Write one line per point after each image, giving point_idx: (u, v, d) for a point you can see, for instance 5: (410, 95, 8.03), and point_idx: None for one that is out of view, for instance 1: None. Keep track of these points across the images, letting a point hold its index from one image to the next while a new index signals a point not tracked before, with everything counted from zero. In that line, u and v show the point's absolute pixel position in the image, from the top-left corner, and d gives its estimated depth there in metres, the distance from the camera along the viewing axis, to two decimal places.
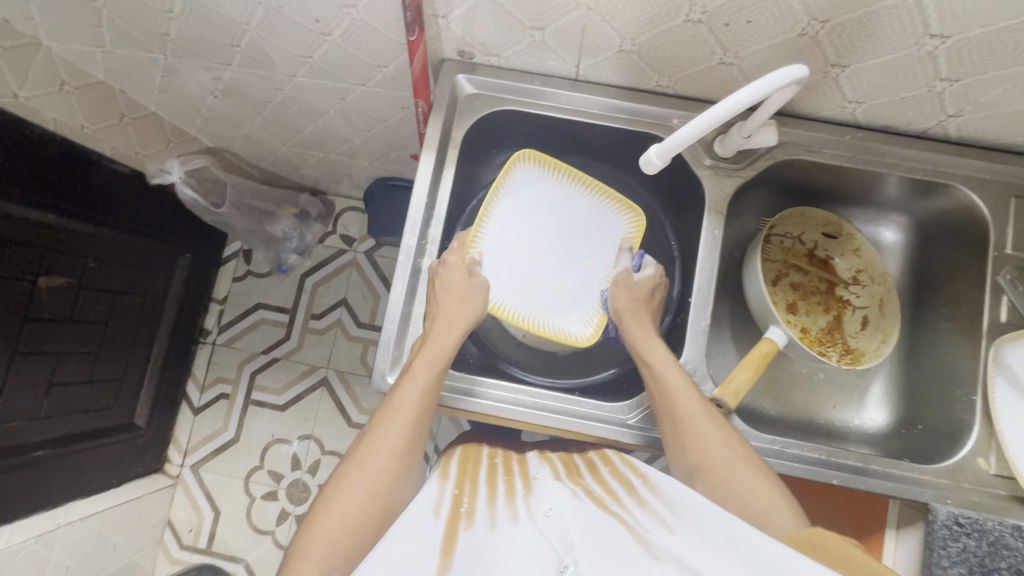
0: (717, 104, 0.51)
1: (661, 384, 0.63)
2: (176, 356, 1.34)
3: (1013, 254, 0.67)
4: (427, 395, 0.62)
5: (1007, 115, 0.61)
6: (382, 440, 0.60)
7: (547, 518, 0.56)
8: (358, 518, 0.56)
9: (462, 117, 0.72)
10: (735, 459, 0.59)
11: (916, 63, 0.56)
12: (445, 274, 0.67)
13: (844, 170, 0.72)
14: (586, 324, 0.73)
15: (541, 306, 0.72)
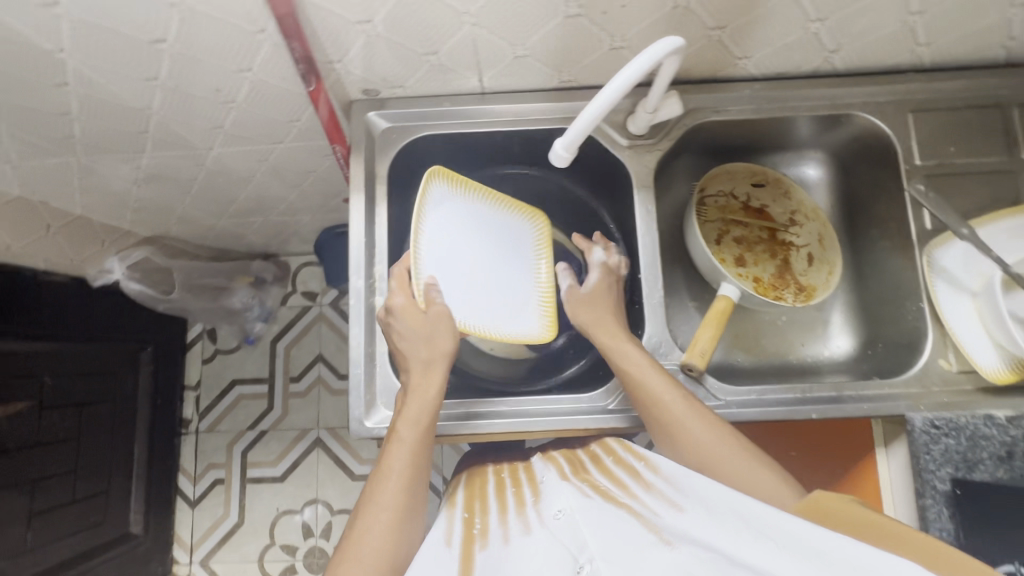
0: (609, 82, 0.53)
1: (640, 383, 0.63)
2: (160, 454, 1.30)
3: (922, 164, 0.71)
4: (419, 455, 0.61)
5: (882, 39, 0.65)
6: (375, 515, 0.58)
7: (561, 522, 0.56)
8: None
9: (382, 152, 0.73)
10: (719, 439, 0.60)
11: (784, 9, 0.59)
12: (400, 320, 0.64)
13: (754, 122, 0.75)
14: (539, 323, 0.75)
15: (501, 312, 0.72)
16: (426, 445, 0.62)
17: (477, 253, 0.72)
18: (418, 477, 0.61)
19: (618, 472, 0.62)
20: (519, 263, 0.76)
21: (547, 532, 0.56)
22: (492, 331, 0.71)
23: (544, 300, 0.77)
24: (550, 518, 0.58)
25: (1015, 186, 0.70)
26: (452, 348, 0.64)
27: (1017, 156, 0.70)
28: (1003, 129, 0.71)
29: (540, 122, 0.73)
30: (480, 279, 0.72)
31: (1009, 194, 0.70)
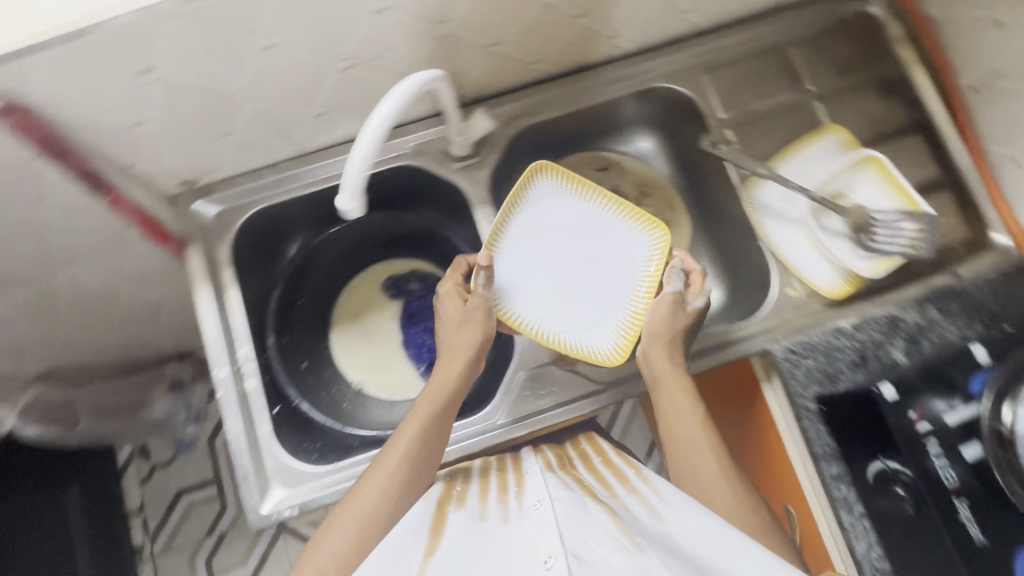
0: (370, 120, 0.49)
1: (672, 409, 0.63)
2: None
3: (726, 117, 0.76)
4: (431, 440, 0.63)
5: (649, 15, 0.70)
6: (376, 472, 0.60)
7: (541, 512, 0.52)
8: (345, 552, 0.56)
9: (218, 237, 0.72)
10: (712, 479, 0.60)
11: (544, 14, 0.62)
12: (446, 304, 0.69)
13: (572, 115, 0.79)
14: (614, 342, 0.72)
15: (563, 320, 0.72)
16: (441, 431, 0.64)
17: (562, 261, 0.75)
18: (423, 464, 0.62)
19: (609, 484, 0.64)
20: (611, 274, 0.74)
21: (517, 523, 0.52)
22: (544, 334, 0.71)
23: (631, 320, 0.72)
24: (529, 509, 0.54)
25: (809, 114, 0.76)
26: (481, 344, 0.67)
27: (804, 88, 0.77)
28: (785, 67, 0.77)
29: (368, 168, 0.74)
30: (556, 285, 0.74)
31: (806, 122, 0.76)
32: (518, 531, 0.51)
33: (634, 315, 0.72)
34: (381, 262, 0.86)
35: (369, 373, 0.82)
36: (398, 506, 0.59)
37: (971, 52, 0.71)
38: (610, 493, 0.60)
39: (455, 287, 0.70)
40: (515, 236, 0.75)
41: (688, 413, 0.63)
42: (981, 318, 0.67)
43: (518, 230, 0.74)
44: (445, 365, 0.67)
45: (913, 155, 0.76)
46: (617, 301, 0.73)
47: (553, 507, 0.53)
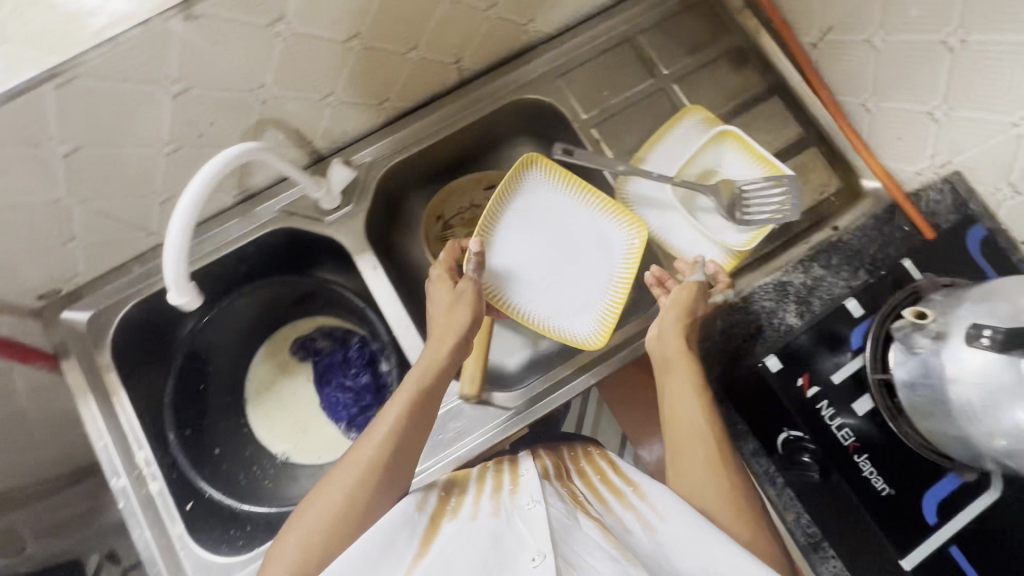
0: (176, 211, 0.47)
1: (676, 390, 0.60)
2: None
3: (588, 117, 0.77)
4: (419, 418, 0.59)
5: (486, 34, 0.69)
6: (365, 449, 0.57)
7: (536, 512, 0.48)
8: (323, 534, 0.52)
9: (94, 343, 0.68)
10: (704, 454, 0.56)
11: (371, 55, 0.61)
12: (436, 288, 0.68)
13: (440, 144, 0.78)
14: (594, 328, 0.73)
15: (546, 304, 0.75)
16: (426, 412, 0.60)
17: (551, 250, 0.77)
18: (409, 443, 0.58)
19: (597, 487, 0.58)
20: (596, 263, 0.76)
21: (510, 521, 0.48)
22: (527, 315, 0.75)
23: (609, 308, 0.74)
24: (523, 506, 0.50)
25: (668, 98, 0.77)
26: (468, 327, 0.65)
27: (659, 73, 0.78)
28: (637, 56, 0.78)
29: (241, 239, 0.72)
30: (545, 272, 0.76)
31: (667, 106, 0.77)
32: (507, 532, 0.47)
33: (612, 304, 0.74)
34: (284, 326, 0.84)
35: (293, 442, 0.79)
36: (384, 485, 0.55)
37: (802, 11, 0.72)
38: (599, 497, 0.55)
39: (443, 271, 0.70)
40: (505, 227, 0.77)
41: (688, 380, 0.60)
42: (862, 266, 0.69)
43: (514, 208, 0.77)
44: (433, 344, 0.64)
45: (775, 117, 0.77)
46: (601, 288, 0.75)
47: (551, 512, 0.48)
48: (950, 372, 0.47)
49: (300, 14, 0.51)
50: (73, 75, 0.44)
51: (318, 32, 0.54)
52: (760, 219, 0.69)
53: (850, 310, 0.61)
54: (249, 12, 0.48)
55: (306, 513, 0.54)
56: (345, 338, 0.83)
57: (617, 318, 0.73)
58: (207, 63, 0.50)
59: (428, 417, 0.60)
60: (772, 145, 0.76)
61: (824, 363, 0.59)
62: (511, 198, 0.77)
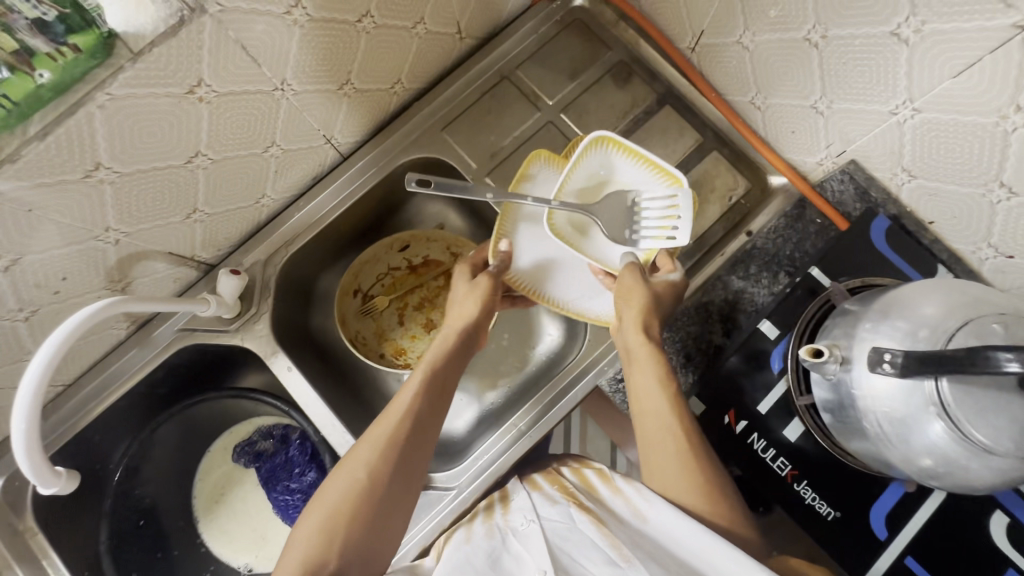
0: (20, 392, 0.45)
1: (636, 382, 0.58)
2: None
3: (479, 166, 0.74)
4: (439, 391, 0.60)
5: (351, 107, 0.66)
6: (403, 397, 0.59)
7: (530, 530, 0.54)
8: (362, 481, 0.53)
9: (12, 509, 0.65)
10: (673, 454, 0.54)
11: (226, 165, 0.58)
12: (457, 282, 0.70)
13: (335, 223, 0.74)
14: None
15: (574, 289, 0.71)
16: (444, 385, 0.61)
17: None
18: (431, 413, 0.59)
19: (586, 472, 0.60)
20: None
21: (506, 539, 0.54)
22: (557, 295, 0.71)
23: None
24: (517, 526, 0.55)
25: (558, 130, 0.74)
26: (480, 312, 0.66)
27: (544, 106, 0.75)
28: (518, 93, 0.75)
29: (143, 369, 0.69)
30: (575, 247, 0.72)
31: (559, 139, 0.74)
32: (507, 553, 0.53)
33: None
34: (221, 434, 0.81)
35: (253, 551, 0.77)
36: (406, 459, 0.55)
37: (673, 18, 0.69)
38: (590, 491, 0.57)
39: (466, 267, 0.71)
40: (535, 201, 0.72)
41: (645, 375, 0.58)
42: (782, 268, 0.66)
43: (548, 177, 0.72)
44: (449, 325, 0.66)
45: (671, 128, 0.74)
46: None
47: (545, 528, 0.54)
48: (862, 391, 0.46)
49: (119, 155, 0.48)
50: None
51: (151, 165, 0.51)
52: (647, 240, 0.67)
53: (766, 332, 0.62)
54: (57, 169, 0.44)
55: (330, 488, 0.53)
56: (286, 435, 0.80)
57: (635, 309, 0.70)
58: (29, 229, 0.47)
59: (445, 390, 0.61)
60: (673, 157, 0.73)
61: (750, 393, 0.60)
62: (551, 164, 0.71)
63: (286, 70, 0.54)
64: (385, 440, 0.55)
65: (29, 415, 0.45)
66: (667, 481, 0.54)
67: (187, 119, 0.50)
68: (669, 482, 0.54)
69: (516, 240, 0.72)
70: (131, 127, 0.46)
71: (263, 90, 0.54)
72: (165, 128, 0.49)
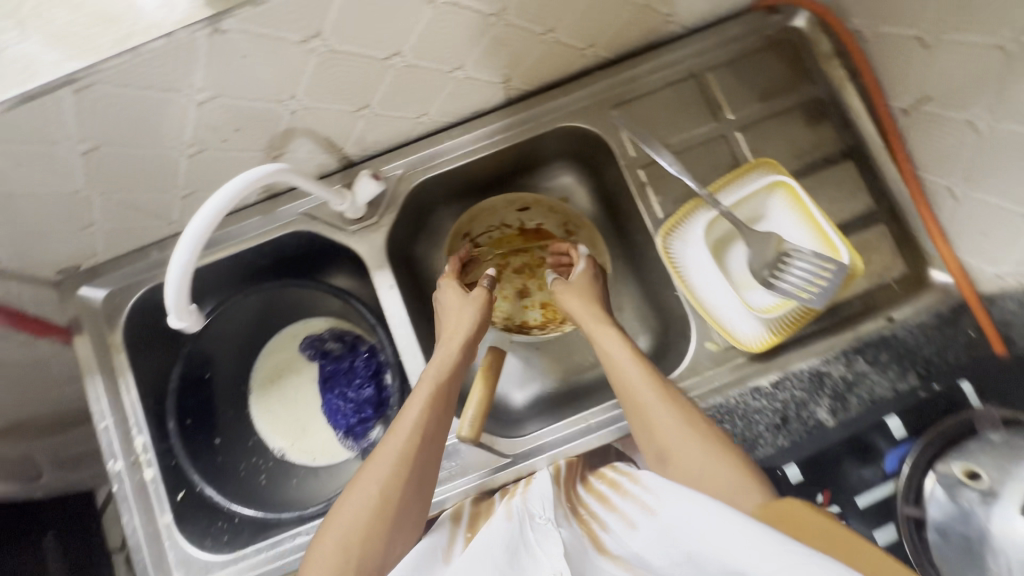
0: (188, 227, 0.45)
1: (605, 354, 0.62)
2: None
3: (636, 156, 0.70)
4: (445, 404, 0.60)
5: (541, 57, 0.64)
6: (403, 416, 0.58)
7: (549, 527, 0.48)
8: (376, 505, 0.53)
9: (108, 323, 0.69)
10: (664, 414, 0.56)
11: (412, 73, 0.57)
12: (447, 294, 0.70)
13: (475, 163, 0.73)
14: (756, 328, 0.64)
15: (727, 290, 0.65)
16: (448, 400, 0.61)
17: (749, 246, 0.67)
18: (437, 428, 0.59)
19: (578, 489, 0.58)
20: None
21: (523, 530, 0.48)
22: (697, 296, 0.65)
23: (782, 323, 0.63)
24: (537, 519, 0.49)
25: (728, 148, 0.70)
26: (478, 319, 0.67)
27: (723, 118, 0.71)
28: (700, 96, 0.71)
29: (259, 238, 0.70)
30: (733, 262, 0.67)
31: (727, 156, 0.70)
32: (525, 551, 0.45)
33: (787, 320, 0.63)
34: (297, 321, 0.83)
35: (291, 439, 0.79)
36: (417, 475, 0.55)
37: (899, 72, 0.64)
38: (586, 509, 0.54)
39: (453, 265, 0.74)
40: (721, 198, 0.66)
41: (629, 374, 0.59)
42: (913, 367, 0.62)
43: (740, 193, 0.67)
44: (447, 341, 0.65)
45: (847, 184, 0.69)
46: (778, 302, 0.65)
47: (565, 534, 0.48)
48: (996, 529, 0.54)
49: (338, 32, 0.47)
50: (94, 82, 0.41)
51: (356, 51, 0.50)
52: (786, 289, 0.61)
53: (891, 429, 0.60)
54: (282, 27, 0.44)
55: (344, 513, 0.53)
56: (355, 344, 0.81)
57: (784, 336, 0.63)
58: (235, 75, 0.47)
59: (449, 406, 0.61)
60: (838, 215, 0.68)
61: (849, 480, 0.59)
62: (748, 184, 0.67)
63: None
64: (397, 457, 0.55)
65: (194, 248, 0.45)
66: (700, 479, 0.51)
67: (407, 18, 0.49)
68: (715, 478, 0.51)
69: (699, 217, 0.66)
70: (361, 10, 0.46)
71: (483, 13, 0.52)
72: (386, 19, 0.48)
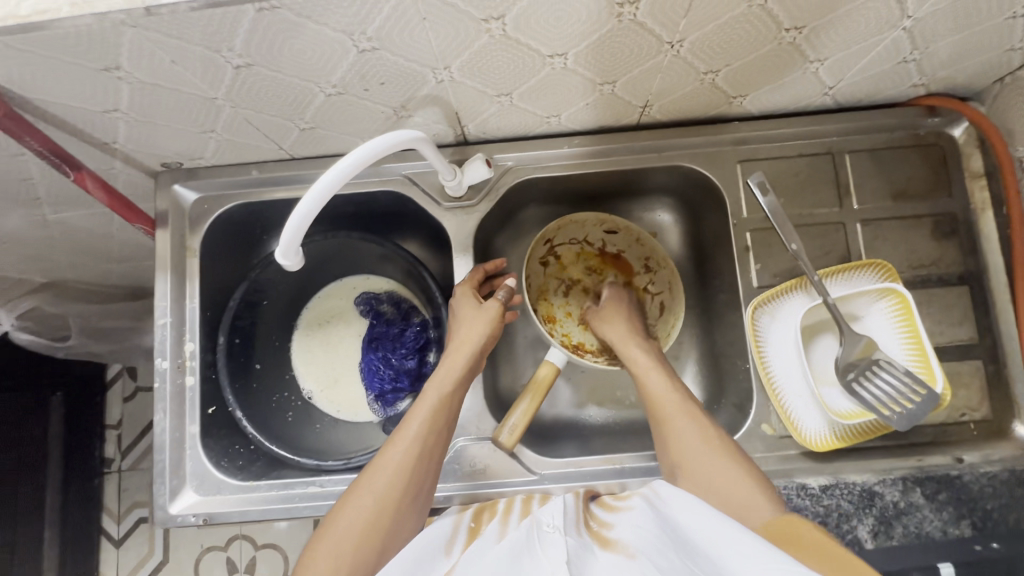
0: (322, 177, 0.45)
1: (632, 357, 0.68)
2: (77, 520, 1.19)
3: (749, 218, 0.68)
4: (444, 419, 0.61)
5: (688, 95, 0.63)
6: (406, 426, 0.59)
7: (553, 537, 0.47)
8: (372, 516, 0.54)
9: (192, 225, 0.70)
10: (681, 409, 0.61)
11: (563, 76, 0.56)
12: (464, 304, 0.68)
13: (584, 175, 0.72)
14: (822, 428, 0.62)
15: (802, 382, 0.63)
16: (449, 411, 0.61)
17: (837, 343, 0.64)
18: (439, 438, 0.60)
19: (594, 506, 0.56)
20: None
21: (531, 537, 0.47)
22: (770, 377, 0.64)
23: (850, 432, 0.61)
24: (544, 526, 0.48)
25: (844, 236, 0.67)
26: (490, 335, 0.66)
27: (848, 206, 0.68)
28: (831, 176, 0.68)
29: (356, 187, 0.70)
30: (816, 354, 0.64)
31: (840, 245, 0.67)
32: (527, 552, 0.44)
33: (856, 430, 0.61)
34: (360, 274, 0.84)
35: (322, 386, 0.80)
36: (413, 488, 0.57)
37: None
38: (596, 519, 0.52)
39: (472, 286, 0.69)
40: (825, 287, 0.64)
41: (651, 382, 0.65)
42: (970, 514, 0.60)
43: (846, 286, 0.64)
44: (455, 351, 0.65)
45: (955, 310, 0.66)
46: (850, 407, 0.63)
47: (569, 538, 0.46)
48: None
49: (518, 20, 0.46)
50: (279, 5, 0.41)
51: (526, 41, 0.49)
52: (868, 400, 0.59)
53: None
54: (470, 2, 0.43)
55: (339, 525, 0.54)
56: (408, 314, 0.82)
57: (847, 444, 0.61)
58: (407, 35, 0.46)
59: (452, 415, 0.62)
60: (936, 338, 0.65)
61: None
62: (856, 279, 0.64)
63: (691, 34, 0.51)
64: (395, 470, 0.56)
65: (326, 194, 0.45)
66: (701, 467, 0.56)
67: (587, 25, 0.48)
68: (710, 463, 0.56)
69: (792, 300, 0.65)
70: (550, 6, 0.45)
71: (660, 39, 0.51)
72: (568, 21, 0.47)
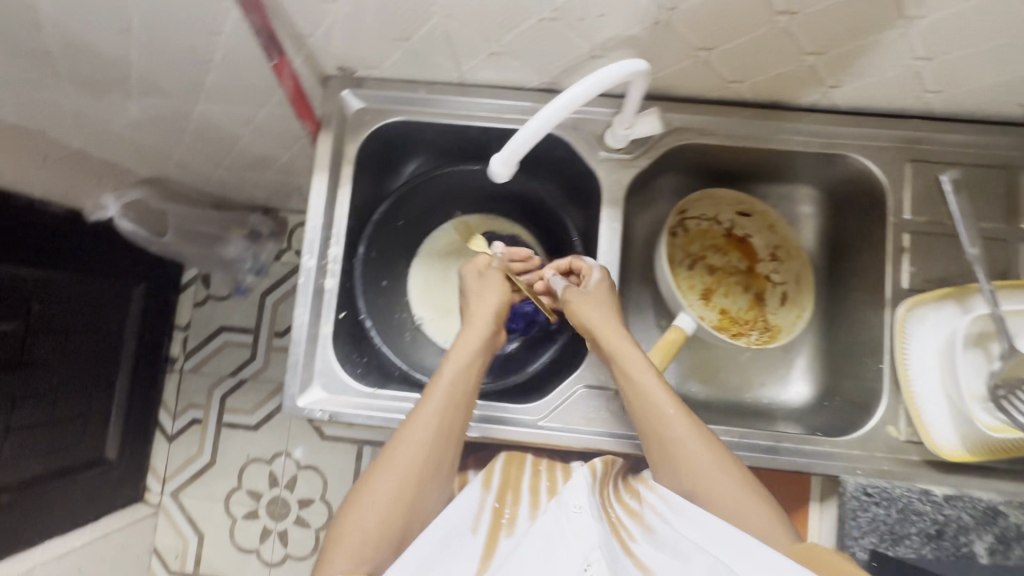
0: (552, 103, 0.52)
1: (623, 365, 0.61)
2: (138, 408, 1.20)
3: (911, 219, 0.66)
4: (463, 396, 0.61)
5: (883, 82, 0.61)
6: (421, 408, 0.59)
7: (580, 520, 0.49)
8: (394, 496, 0.54)
9: (353, 132, 0.71)
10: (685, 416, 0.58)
11: (777, 38, 0.55)
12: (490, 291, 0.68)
13: (742, 149, 0.71)
14: (957, 439, 0.61)
15: (944, 390, 0.62)
16: (466, 389, 0.61)
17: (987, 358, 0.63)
18: (457, 416, 0.60)
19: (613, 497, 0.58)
20: None
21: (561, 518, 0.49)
22: (908, 380, 0.63)
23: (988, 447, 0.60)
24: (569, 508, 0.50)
25: (1004, 254, 0.66)
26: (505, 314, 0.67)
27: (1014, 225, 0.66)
28: (1002, 191, 0.66)
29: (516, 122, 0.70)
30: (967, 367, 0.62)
31: (997, 263, 0.66)
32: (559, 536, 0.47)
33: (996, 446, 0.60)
34: (484, 214, 0.84)
35: (434, 314, 0.81)
36: (434, 465, 0.57)
37: None
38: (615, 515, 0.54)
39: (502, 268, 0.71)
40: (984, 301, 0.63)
41: (644, 381, 0.60)
42: None
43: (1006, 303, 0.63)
44: (476, 327, 0.65)
45: None
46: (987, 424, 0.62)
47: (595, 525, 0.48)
48: None
49: None
50: None
51: None
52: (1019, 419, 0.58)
53: None
54: None
55: (362, 504, 0.54)
56: None
57: (980, 458, 0.60)
58: None
59: (472, 393, 0.62)
60: None
61: None
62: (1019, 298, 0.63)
63: (933, 10, 0.49)
64: (416, 450, 0.56)
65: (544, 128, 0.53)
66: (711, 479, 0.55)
67: None
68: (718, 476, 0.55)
69: (945, 308, 0.64)
70: None
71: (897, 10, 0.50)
72: None
